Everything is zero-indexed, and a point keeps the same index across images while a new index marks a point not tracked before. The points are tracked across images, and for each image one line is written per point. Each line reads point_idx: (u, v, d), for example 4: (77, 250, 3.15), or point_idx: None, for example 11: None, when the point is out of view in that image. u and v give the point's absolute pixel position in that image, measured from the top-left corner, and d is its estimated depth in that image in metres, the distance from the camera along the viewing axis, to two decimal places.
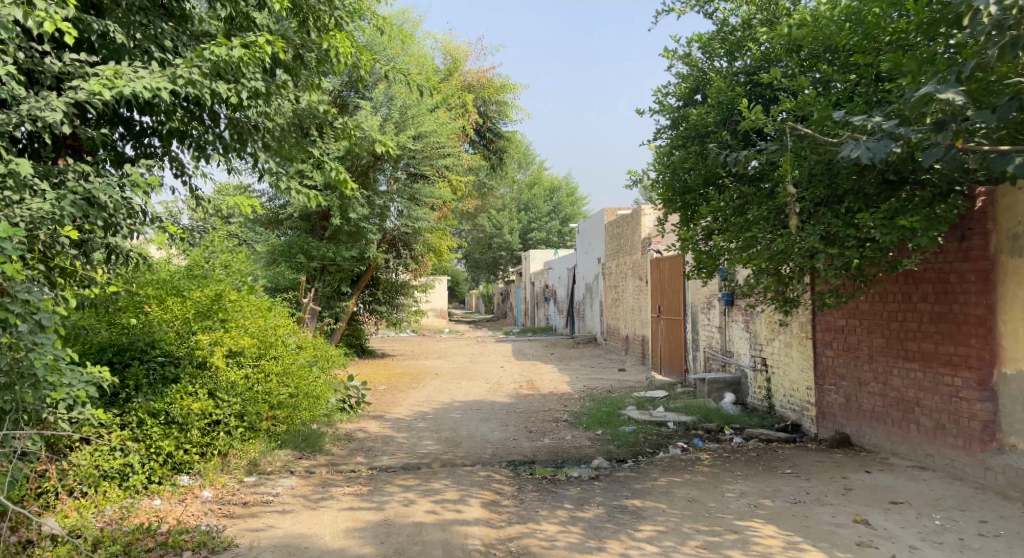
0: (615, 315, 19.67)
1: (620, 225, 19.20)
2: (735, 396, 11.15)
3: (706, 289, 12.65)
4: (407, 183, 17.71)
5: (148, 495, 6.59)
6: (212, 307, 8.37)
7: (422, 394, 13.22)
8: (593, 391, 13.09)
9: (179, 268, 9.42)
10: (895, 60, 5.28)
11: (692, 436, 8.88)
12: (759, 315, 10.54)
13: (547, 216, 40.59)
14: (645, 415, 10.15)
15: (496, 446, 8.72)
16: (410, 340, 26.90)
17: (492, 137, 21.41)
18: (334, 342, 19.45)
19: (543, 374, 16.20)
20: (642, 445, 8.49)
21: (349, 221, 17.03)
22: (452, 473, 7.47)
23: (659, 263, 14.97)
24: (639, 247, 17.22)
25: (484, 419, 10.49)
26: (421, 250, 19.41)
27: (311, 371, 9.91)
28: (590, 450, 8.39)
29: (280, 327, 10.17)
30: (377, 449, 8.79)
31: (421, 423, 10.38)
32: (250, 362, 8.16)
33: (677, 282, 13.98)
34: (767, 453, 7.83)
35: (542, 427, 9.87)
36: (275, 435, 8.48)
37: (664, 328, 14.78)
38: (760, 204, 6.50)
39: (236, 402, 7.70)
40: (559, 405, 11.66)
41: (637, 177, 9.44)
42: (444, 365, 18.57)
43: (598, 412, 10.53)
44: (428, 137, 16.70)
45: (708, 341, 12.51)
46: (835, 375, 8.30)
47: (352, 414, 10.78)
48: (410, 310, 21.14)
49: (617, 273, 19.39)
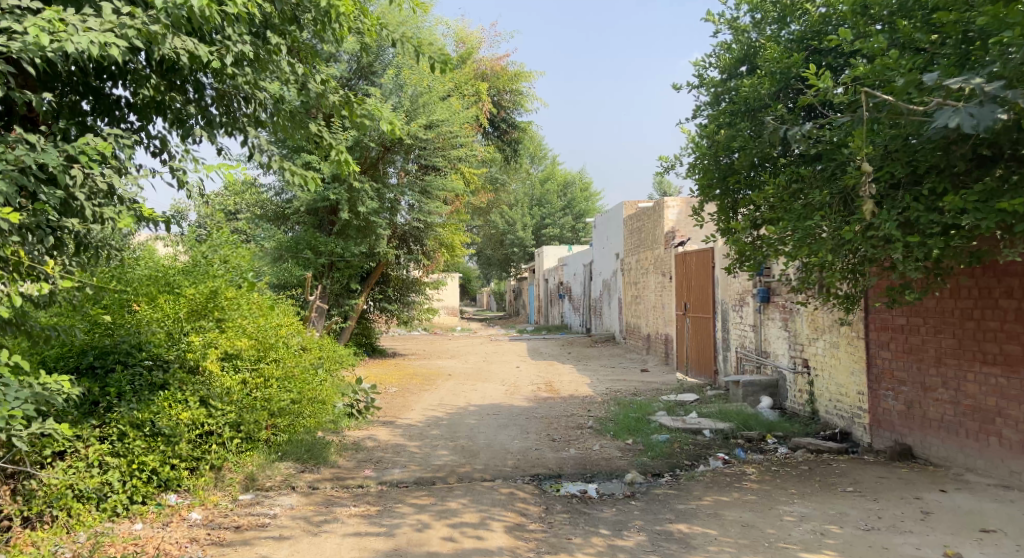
0: (635, 313, 18.88)
1: (640, 218, 18.41)
2: (773, 400, 10.35)
3: (738, 284, 11.86)
4: (418, 176, 17.00)
5: (129, 518, 5.89)
6: (206, 305, 7.67)
7: (435, 397, 12.47)
8: (617, 393, 12.32)
9: (176, 265, 8.77)
10: (995, 11, 4.43)
11: (732, 447, 8.10)
12: (801, 312, 9.74)
13: (561, 211, 39.82)
14: (677, 421, 9.38)
15: (517, 458, 7.96)
16: (422, 339, 26.15)
17: (507, 128, 20.66)
18: (343, 341, 18.75)
19: (562, 375, 15.44)
20: (679, 456, 7.72)
21: (359, 215, 16.34)
22: (470, 490, 6.70)
23: (686, 257, 14.15)
24: (661, 241, 16.40)
25: (503, 425, 9.74)
26: (433, 246, 18.69)
27: (316, 373, 9.19)
28: (621, 462, 7.60)
29: (283, 327, 9.47)
30: (387, 460, 8.03)
31: (436, 429, 9.63)
32: (248, 366, 7.56)
33: (706, 277, 13.19)
34: (821, 468, 7.02)
35: (566, 435, 9.10)
36: (275, 446, 7.75)
37: (691, 327, 14.00)
38: (820, 188, 5.71)
39: (231, 410, 6.97)
40: (581, 410, 10.89)
41: (670, 163, 8.68)
42: (458, 366, 17.85)
43: (625, 418, 9.75)
44: (441, 127, 15.99)
45: (741, 340, 11.71)
46: (893, 378, 7.50)
47: (360, 420, 10.03)
48: (421, 308, 20.41)
49: (638, 269, 18.59)
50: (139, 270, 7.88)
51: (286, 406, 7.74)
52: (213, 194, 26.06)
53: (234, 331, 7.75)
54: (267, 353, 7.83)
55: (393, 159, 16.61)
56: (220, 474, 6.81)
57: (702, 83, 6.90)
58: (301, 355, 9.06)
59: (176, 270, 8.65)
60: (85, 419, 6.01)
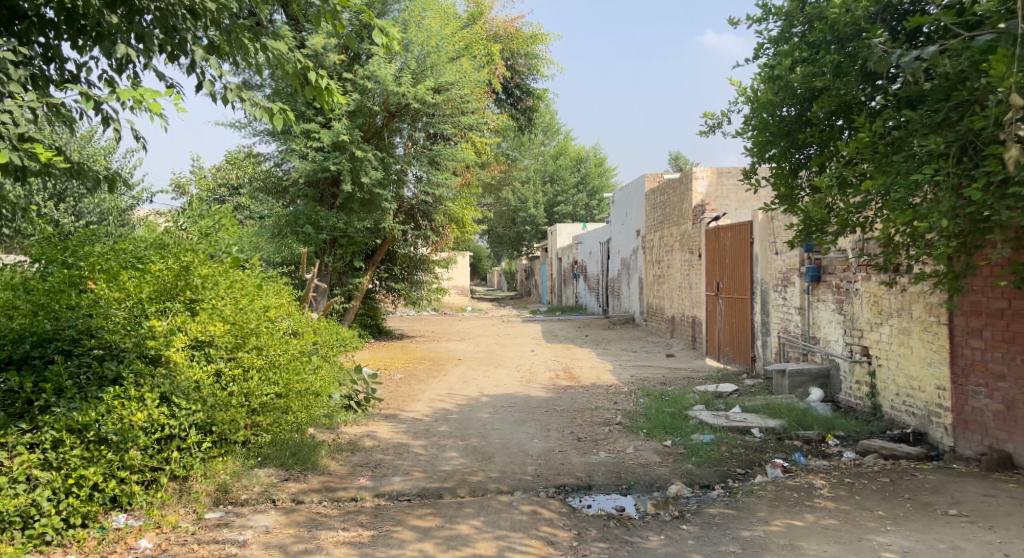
0: (658, 294, 17.70)
1: (665, 191, 17.19)
2: (824, 392, 9.17)
3: (782, 262, 10.66)
4: (427, 146, 15.90)
5: (62, 547, 4.80)
6: (176, 284, 6.61)
7: (444, 385, 11.35)
8: (644, 382, 11.16)
9: (144, 241, 7.70)
10: None
11: (790, 451, 6.93)
12: (859, 294, 8.53)
13: (574, 187, 38.45)
14: (719, 417, 8.23)
15: (538, 463, 6.82)
16: (432, 320, 25.06)
17: (521, 96, 19.38)
18: (347, 323, 17.63)
19: (581, 360, 14.30)
20: (728, 463, 6.55)
21: (361, 187, 15.20)
22: (484, 508, 5.57)
23: (718, 232, 12.95)
24: (689, 216, 15.22)
25: (519, 421, 8.61)
26: (441, 221, 17.52)
27: (307, 362, 8.12)
28: (662, 470, 6.44)
29: (271, 310, 8.41)
30: (386, 465, 6.91)
31: (444, 425, 8.49)
32: (223, 356, 6.48)
33: (742, 254, 12.01)
34: (905, 480, 5.84)
35: (593, 433, 7.96)
36: (254, 448, 6.67)
37: (723, 309, 12.84)
38: (930, 136, 4.51)
39: (200, 409, 5.83)
40: (607, 402, 9.74)
41: (718, 121, 7.52)
42: (469, 349, 16.72)
43: (659, 413, 8.60)
44: (450, 90, 14.94)
45: (784, 325, 10.56)
46: (984, 372, 6.45)
47: (359, 414, 8.93)
48: (430, 288, 19.27)
49: (661, 246, 17.40)
50: (99, 246, 6.83)
51: (268, 401, 6.66)
52: (214, 168, 24.90)
53: (208, 314, 6.66)
54: (247, 338, 6.74)
55: (399, 127, 15.47)
56: (184, 485, 5.72)
57: (767, 13, 5.71)
58: (289, 340, 8.00)
59: (147, 246, 7.59)
60: (12, 424, 4.88)
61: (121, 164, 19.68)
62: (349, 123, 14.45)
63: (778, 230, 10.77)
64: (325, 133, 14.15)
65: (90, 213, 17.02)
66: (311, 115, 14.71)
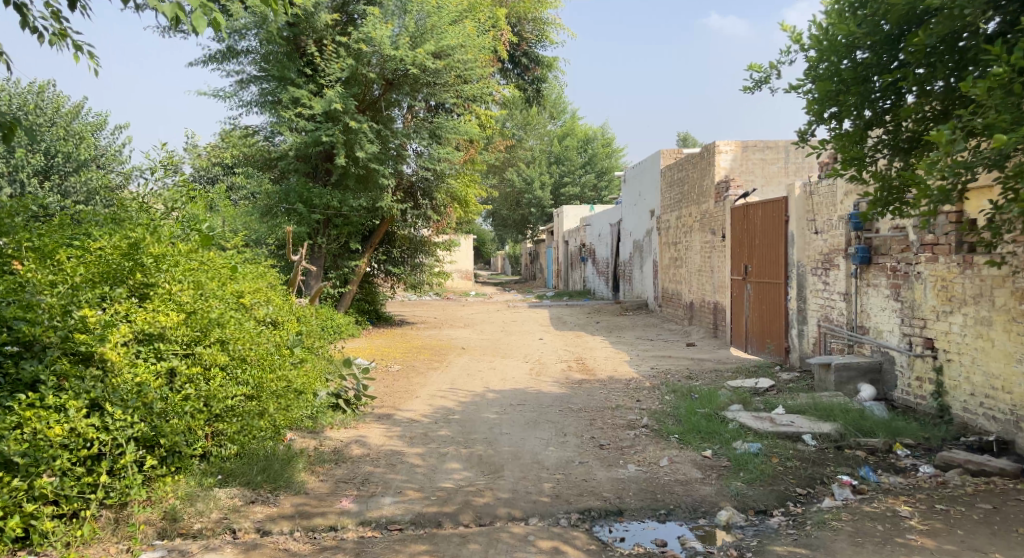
0: (675, 278, 16.58)
1: (682, 165, 16.08)
2: (875, 389, 8.06)
3: (823, 242, 9.60)
4: (427, 118, 15.00)
5: None
6: (124, 265, 5.56)
7: (446, 379, 10.27)
8: (667, 376, 10.08)
9: (95, 215, 6.63)
10: None
11: (857, 463, 5.79)
12: (920, 277, 7.42)
13: (581, 168, 37.26)
14: (762, 420, 7.12)
15: (557, 479, 5.76)
16: (433, 305, 23.96)
17: (528, 65, 18.25)
18: (343, 309, 16.55)
19: (594, 350, 13.19)
20: (785, 481, 5.43)
21: (357, 162, 14.15)
22: (494, 546, 4.55)
23: (746, 210, 11.83)
24: (710, 193, 14.10)
25: (531, 424, 7.54)
26: (443, 201, 16.42)
27: (285, 357, 7.06)
28: (707, 489, 5.35)
29: (246, 295, 7.36)
30: (376, 481, 5.84)
31: (444, 428, 7.39)
32: (178, 352, 5.43)
33: (774, 234, 10.92)
34: (1012, 506, 4.75)
35: (617, 441, 6.89)
36: (215, 463, 5.56)
37: (752, 295, 11.73)
38: None
39: (142, 420, 4.79)
40: (628, 400, 8.66)
41: (767, 73, 6.55)
42: (472, 337, 15.63)
43: (690, 414, 7.50)
44: (453, 55, 13.97)
45: (827, 312, 9.45)
46: None
47: (348, 414, 7.82)
48: (432, 271, 18.08)
49: (679, 227, 16.30)
50: (33, 219, 5.75)
51: (234, 405, 5.62)
52: (207, 146, 23.82)
53: (161, 301, 5.61)
54: (209, 330, 5.71)
55: (397, 98, 14.49)
56: (120, 514, 4.70)
57: None
58: (266, 332, 6.94)
59: (98, 223, 6.53)
60: None
61: (110, 141, 18.70)
62: (343, 91, 13.47)
63: (819, 207, 9.71)
64: (315, 101, 13.18)
65: (76, 191, 16.01)
66: (303, 83, 13.69)
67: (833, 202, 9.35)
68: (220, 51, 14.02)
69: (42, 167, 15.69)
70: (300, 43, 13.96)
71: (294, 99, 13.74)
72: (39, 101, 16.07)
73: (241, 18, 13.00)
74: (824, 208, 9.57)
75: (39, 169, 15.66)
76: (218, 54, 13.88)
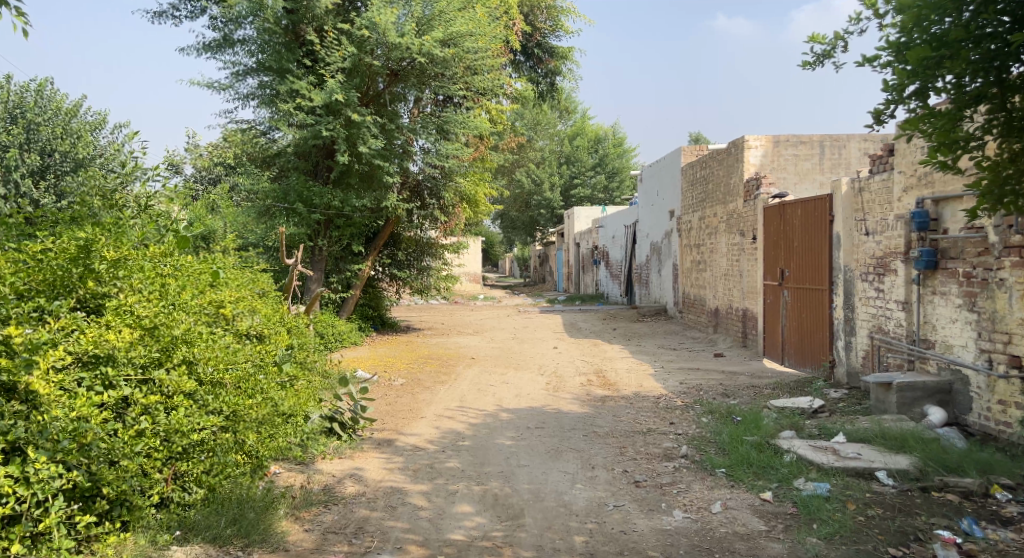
0: (698, 283, 15.61)
1: (705, 163, 15.14)
2: (945, 412, 7.07)
3: (874, 245, 8.62)
4: (434, 112, 14.06)
5: None
6: (72, 272, 4.64)
7: (456, 395, 9.31)
8: (700, 394, 9.09)
9: (47, 214, 5.69)
10: None
11: (953, 512, 4.82)
12: (1004, 285, 6.52)
13: (592, 169, 36.30)
14: (822, 450, 6.15)
15: (592, 530, 4.82)
16: (440, 310, 22.97)
17: (541, 57, 17.34)
18: (345, 316, 15.61)
19: (615, 361, 12.21)
20: (873, 536, 4.47)
21: (360, 158, 13.27)
22: None
23: (783, 209, 10.85)
24: (738, 192, 13.14)
25: (554, 453, 6.57)
26: (451, 200, 15.49)
27: (269, 376, 6.11)
28: (777, 548, 4.41)
29: (227, 305, 6.37)
30: (372, 531, 4.90)
31: (453, 459, 6.42)
32: (133, 377, 4.46)
33: (815, 236, 9.94)
34: None
35: (655, 477, 5.93)
36: (175, 512, 4.58)
37: (789, 302, 10.73)
38: None
39: (74, 467, 3.85)
40: (662, 423, 7.68)
41: (837, 43, 5.64)
42: (482, 345, 14.68)
43: (737, 444, 6.51)
44: (462, 43, 13.09)
45: (881, 323, 8.47)
46: None
47: (343, 440, 6.87)
48: (440, 275, 17.13)
49: (702, 228, 15.34)
50: None
51: (201, 439, 4.64)
52: (211, 146, 22.94)
53: (116, 314, 4.67)
54: (173, 349, 4.77)
55: (403, 92, 13.66)
56: None
57: None
58: (246, 348, 6.00)
59: (51, 224, 5.61)
60: None
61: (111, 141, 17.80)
62: (345, 82, 12.59)
63: (870, 205, 8.73)
64: (315, 93, 12.29)
65: (72, 192, 15.00)
66: (301, 74, 12.82)
67: (888, 199, 8.38)
68: (214, 39, 13.15)
69: (38, 167, 14.73)
70: (299, 31, 13.12)
71: (293, 91, 12.84)
72: (38, 98, 15.07)
73: (238, 5, 12.12)
74: (877, 206, 8.60)
75: (35, 169, 14.73)
76: (213, 42, 13.00)
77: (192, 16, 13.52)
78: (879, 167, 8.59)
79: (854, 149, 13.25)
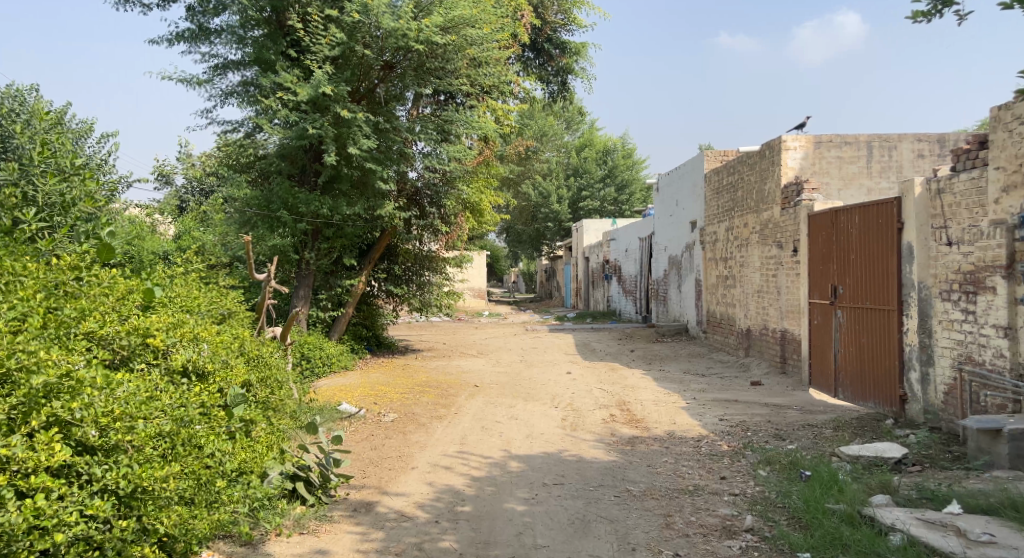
0: (726, 300, 14.10)
1: (734, 168, 13.67)
2: None
3: (960, 258, 7.14)
4: (434, 111, 12.61)
5: None
6: None
7: (456, 435, 7.79)
8: (750, 435, 7.54)
9: None
10: None
11: None
12: None
13: (601, 181, 34.49)
14: (939, 526, 4.57)
15: None
16: (444, 329, 21.41)
17: (552, 53, 15.90)
18: (336, 337, 14.11)
19: (638, 390, 10.68)
20: None
21: (350, 160, 11.81)
22: None
23: (836, 216, 9.33)
24: (775, 198, 11.65)
25: (580, 526, 5.06)
26: (454, 209, 13.99)
27: (208, 427, 4.56)
28: None
29: (160, 333, 4.73)
30: None
31: (450, 535, 4.92)
32: None
33: (877, 247, 8.42)
34: None
35: None
36: None
37: (844, 324, 9.17)
38: None
39: None
40: (710, 478, 6.16)
41: None
42: (486, 369, 13.18)
43: (818, 514, 4.97)
44: (465, 31, 11.62)
45: (972, 352, 6.98)
46: None
47: (308, 508, 5.36)
48: (442, 291, 15.63)
49: (730, 239, 13.84)
50: None
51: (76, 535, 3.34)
52: (204, 154, 21.54)
53: None
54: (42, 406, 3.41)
55: (400, 88, 12.11)
56: None
57: None
58: (177, 390, 4.36)
59: None
60: None
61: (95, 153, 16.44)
62: (333, 74, 11.19)
63: (952, 209, 7.25)
64: (299, 86, 10.87)
65: None
66: (286, 68, 11.40)
67: (980, 202, 6.90)
68: (189, 29, 11.72)
69: None
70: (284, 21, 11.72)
71: (276, 86, 11.44)
72: (15, 106, 13.75)
73: None
74: (962, 210, 7.12)
75: None
76: (187, 32, 11.57)
77: (165, 5, 12.13)
78: (966, 163, 7.13)
79: (906, 150, 11.76)
